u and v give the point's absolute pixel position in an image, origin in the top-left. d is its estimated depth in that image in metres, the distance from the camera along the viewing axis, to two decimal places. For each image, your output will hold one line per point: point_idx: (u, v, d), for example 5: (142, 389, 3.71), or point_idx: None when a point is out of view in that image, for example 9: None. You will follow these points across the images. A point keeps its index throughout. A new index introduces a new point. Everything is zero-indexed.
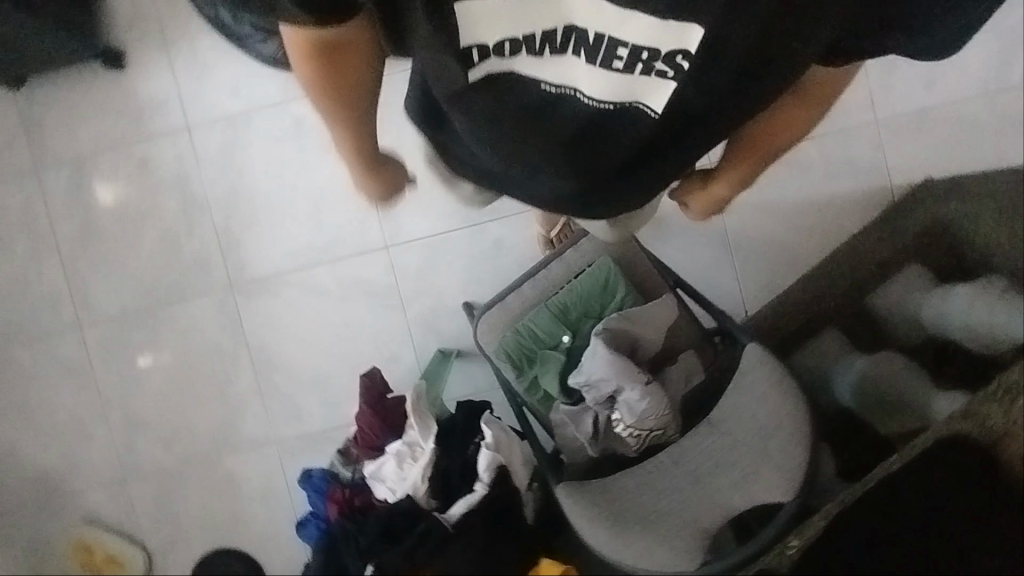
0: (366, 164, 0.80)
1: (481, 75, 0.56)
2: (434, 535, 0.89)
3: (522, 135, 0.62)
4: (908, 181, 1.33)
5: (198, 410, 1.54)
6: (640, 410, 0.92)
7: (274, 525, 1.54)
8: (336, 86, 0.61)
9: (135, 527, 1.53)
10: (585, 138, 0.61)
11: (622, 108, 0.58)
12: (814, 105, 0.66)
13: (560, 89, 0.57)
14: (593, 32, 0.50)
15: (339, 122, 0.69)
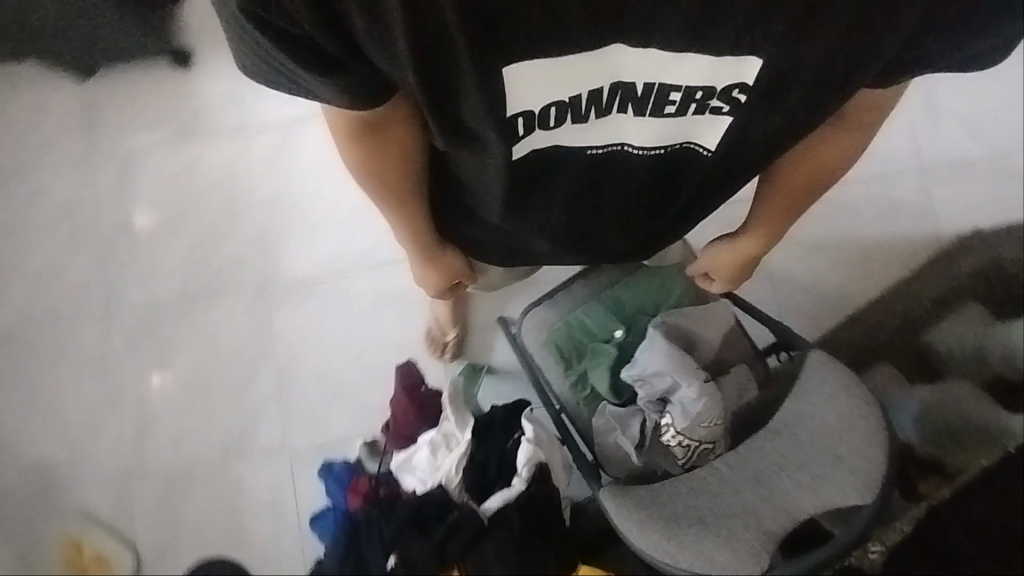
0: (425, 252, 0.82)
1: (525, 151, 0.57)
2: (467, 529, 0.83)
3: (561, 185, 0.65)
4: (956, 228, 1.33)
5: (213, 410, 1.49)
6: (694, 417, 0.87)
7: (277, 538, 1.46)
8: (386, 174, 0.64)
9: (130, 529, 1.46)
10: (641, 176, 0.65)
11: (673, 148, 0.61)
12: (857, 133, 0.62)
13: (607, 149, 0.60)
14: (642, 85, 0.49)
15: (397, 210, 0.71)
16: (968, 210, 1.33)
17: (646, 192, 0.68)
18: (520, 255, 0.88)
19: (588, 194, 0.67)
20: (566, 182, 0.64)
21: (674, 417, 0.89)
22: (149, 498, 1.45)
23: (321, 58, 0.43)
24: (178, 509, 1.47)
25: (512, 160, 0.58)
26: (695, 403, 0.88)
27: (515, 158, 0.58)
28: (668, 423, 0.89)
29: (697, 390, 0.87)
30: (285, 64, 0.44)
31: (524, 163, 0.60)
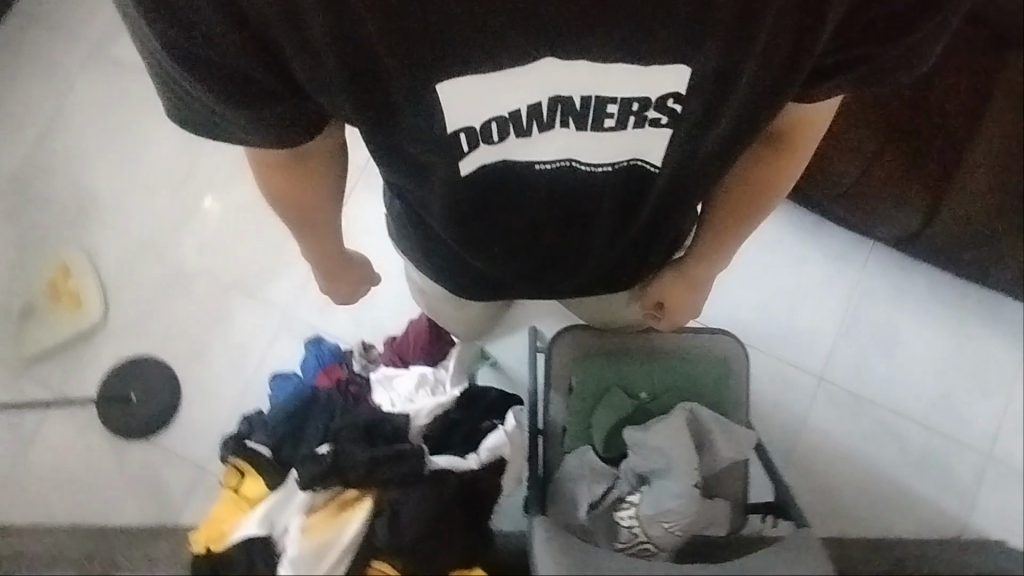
0: (331, 266, 0.86)
1: (472, 168, 0.59)
2: (406, 466, 0.80)
3: (513, 202, 0.65)
4: (985, 528, 1.26)
5: (248, 239, 1.51)
6: (661, 508, 0.83)
7: (220, 380, 1.42)
8: (298, 196, 0.70)
9: (115, 290, 1.47)
10: (603, 202, 0.65)
11: (621, 167, 0.61)
12: (794, 154, 0.65)
13: (555, 164, 0.60)
14: (580, 98, 0.51)
15: (308, 230, 0.76)
16: (1008, 520, 1.27)
17: (621, 216, 0.69)
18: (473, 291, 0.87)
19: (523, 210, 0.66)
20: (519, 199, 0.65)
21: (643, 496, 0.85)
22: (149, 278, 1.48)
23: (255, 89, 0.50)
24: (162, 302, 1.47)
25: (459, 175, 0.60)
26: (671, 496, 0.84)
27: (461, 175, 0.60)
28: (634, 500, 0.86)
29: (681, 488, 0.85)
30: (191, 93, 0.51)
31: (474, 178, 0.61)
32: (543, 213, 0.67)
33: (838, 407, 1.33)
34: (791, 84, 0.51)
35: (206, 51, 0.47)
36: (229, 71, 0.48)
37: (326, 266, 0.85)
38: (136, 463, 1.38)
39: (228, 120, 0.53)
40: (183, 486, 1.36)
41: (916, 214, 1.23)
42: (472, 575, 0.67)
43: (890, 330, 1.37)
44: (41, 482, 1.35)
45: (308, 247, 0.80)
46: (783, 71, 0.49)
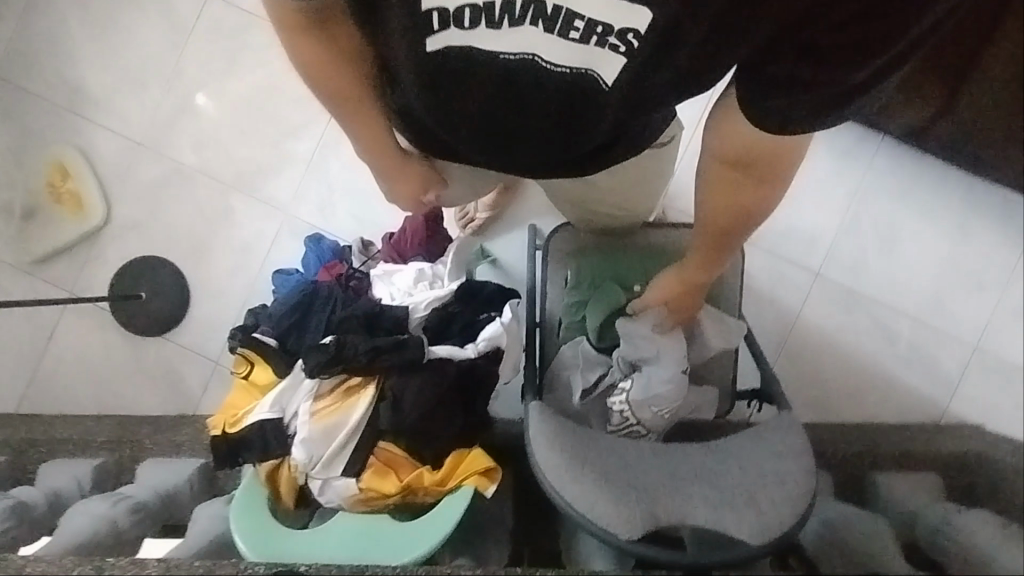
0: (386, 156, 0.85)
1: (439, 48, 0.61)
2: (406, 353, 0.84)
3: (466, 88, 0.65)
4: None
5: (245, 135, 1.48)
6: (650, 393, 0.87)
7: (228, 277, 1.45)
8: (334, 69, 0.72)
9: (113, 187, 1.47)
10: (557, 105, 0.66)
11: (576, 73, 0.62)
12: (765, 173, 0.70)
13: (519, 57, 0.61)
14: (551, 5, 0.55)
15: (355, 109, 0.78)
16: None
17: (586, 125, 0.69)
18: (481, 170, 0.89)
19: (477, 103, 0.67)
20: (471, 87, 0.65)
21: (632, 382, 0.88)
22: (147, 174, 1.47)
23: None
24: (162, 200, 1.47)
25: (427, 51, 0.62)
26: (659, 382, 0.87)
27: (430, 52, 0.62)
28: (624, 385, 0.89)
29: (669, 374, 0.87)
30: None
31: (442, 63, 0.63)
32: (495, 107, 0.67)
33: (834, 303, 1.40)
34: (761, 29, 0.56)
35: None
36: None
37: (379, 158, 0.85)
38: (152, 355, 1.44)
39: None
40: (198, 377, 1.43)
41: (933, 104, 1.18)
42: (469, 453, 0.83)
43: (891, 227, 1.37)
44: (64, 372, 1.42)
45: (361, 132, 0.81)
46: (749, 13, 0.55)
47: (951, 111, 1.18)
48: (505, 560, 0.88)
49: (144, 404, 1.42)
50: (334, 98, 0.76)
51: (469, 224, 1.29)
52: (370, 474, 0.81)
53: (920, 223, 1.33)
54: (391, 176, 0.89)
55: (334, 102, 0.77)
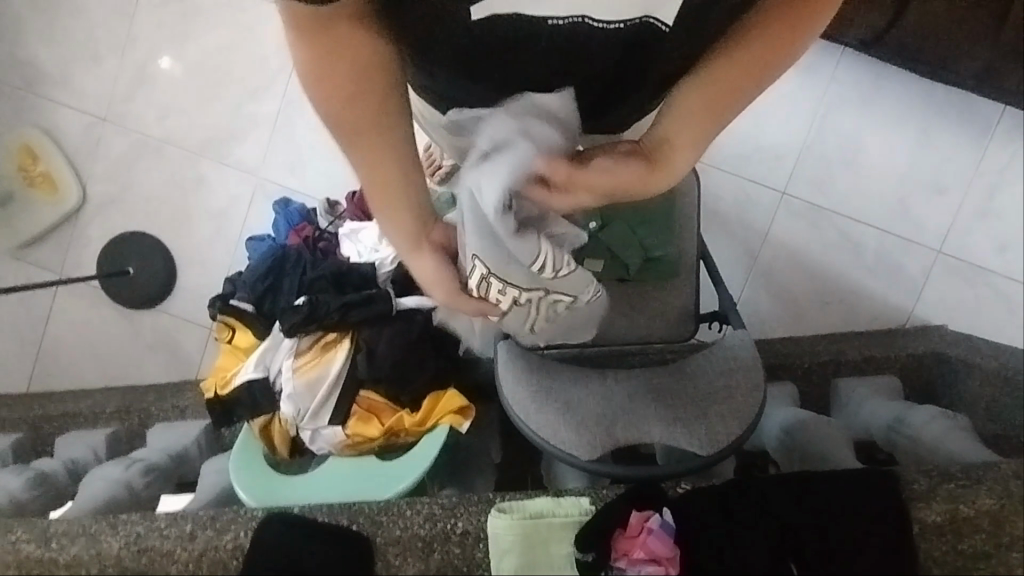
0: (400, 209, 0.60)
1: (483, 14, 0.46)
2: (377, 308, 0.89)
3: (500, 60, 0.53)
4: (928, 316, 1.37)
5: (206, 101, 1.47)
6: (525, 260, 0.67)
7: (211, 244, 1.48)
8: (337, 71, 0.48)
9: (84, 165, 1.48)
10: (609, 60, 0.54)
11: (633, 24, 0.50)
12: (794, 27, 0.54)
13: (568, 20, 0.48)
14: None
15: (366, 149, 0.54)
16: (952, 308, 1.37)
17: (628, 77, 0.58)
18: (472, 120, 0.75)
19: (503, 67, 0.55)
20: (506, 61, 0.53)
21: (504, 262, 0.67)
22: (115, 149, 1.48)
23: None
24: (134, 175, 1.48)
25: (470, 21, 0.47)
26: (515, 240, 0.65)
27: (472, 19, 0.47)
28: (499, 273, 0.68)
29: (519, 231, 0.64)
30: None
31: (473, 37, 0.49)
32: (530, 71, 0.55)
33: (801, 217, 1.38)
34: None
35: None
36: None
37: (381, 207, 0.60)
38: (149, 327, 1.49)
39: None
40: (196, 343, 1.49)
41: (888, 11, 1.17)
42: (445, 395, 0.88)
43: (856, 137, 1.38)
44: (66, 350, 1.48)
45: (368, 174, 0.56)
46: None
47: (906, 16, 1.17)
48: (492, 485, 0.96)
49: (148, 374, 1.49)
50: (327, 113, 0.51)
51: (436, 171, 1.31)
52: (355, 421, 0.88)
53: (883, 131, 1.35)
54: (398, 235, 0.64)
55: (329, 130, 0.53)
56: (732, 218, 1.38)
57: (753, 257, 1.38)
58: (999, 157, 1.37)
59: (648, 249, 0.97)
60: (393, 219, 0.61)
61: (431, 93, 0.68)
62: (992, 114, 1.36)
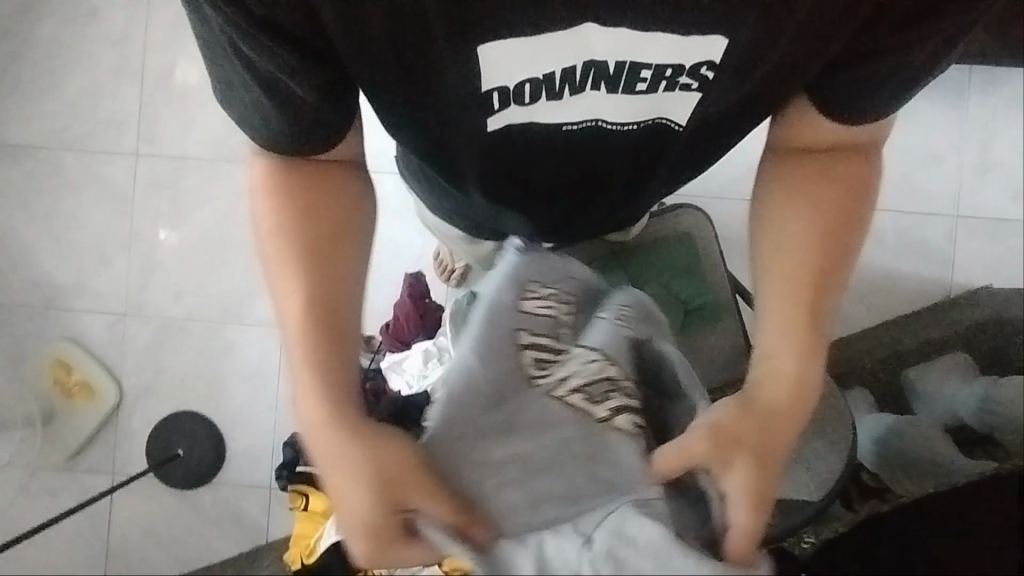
0: (331, 342, 0.49)
1: (499, 125, 0.54)
2: None
3: (523, 165, 0.60)
4: (968, 281, 1.36)
5: (215, 271, 1.50)
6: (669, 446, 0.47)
7: (253, 406, 1.48)
8: (300, 191, 0.51)
9: (115, 360, 1.50)
10: (623, 159, 0.61)
11: (646, 126, 0.56)
12: (842, 176, 0.55)
13: (582, 125, 0.56)
14: (615, 62, 0.48)
15: (317, 263, 0.50)
16: (984, 266, 1.36)
17: (637, 177, 0.65)
18: (490, 236, 0.82)
19: (530, 175, 0.62)
20: (531, 164, 0.60)
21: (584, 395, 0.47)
22: (141, 339, 1.50)
23: (278, 35, 0.42)
24: (164, 360, 1.50)
25: (487, 128, 0.54)
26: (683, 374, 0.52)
27: (490, 130, 0.54)
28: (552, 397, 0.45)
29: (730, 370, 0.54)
30: (243, 90, 0.47)
31: (499, 138, 0.56)
32: (549, 177, 0.63)
33: None
34: (817, 61, 0.49)
35: (243, 25, 0.41)
36: (266, 64, 0.44)
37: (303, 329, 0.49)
38: (211, 503, 1.47)
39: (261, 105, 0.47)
40: (261, 508, 1.46)
41: None
42: None
43: None
44: (139, 547, 1.47)
45: (305, 292, 0.49)
46: (808, 52, 0.48)
47: None
48: None
49: (221, 552, 1.46)
50: (280, 225, 0.51)
51: (451, 274, 1.32)
52: None
53: None
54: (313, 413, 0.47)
55: (270, 242, 0.51)
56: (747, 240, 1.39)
57: None
58: (981, 110, 1.38)
59: (686, 301, 1.03)
60: (316, 359, 0.48)
61: (458, 211, 0.77)
62: (962, 73, 1.37)
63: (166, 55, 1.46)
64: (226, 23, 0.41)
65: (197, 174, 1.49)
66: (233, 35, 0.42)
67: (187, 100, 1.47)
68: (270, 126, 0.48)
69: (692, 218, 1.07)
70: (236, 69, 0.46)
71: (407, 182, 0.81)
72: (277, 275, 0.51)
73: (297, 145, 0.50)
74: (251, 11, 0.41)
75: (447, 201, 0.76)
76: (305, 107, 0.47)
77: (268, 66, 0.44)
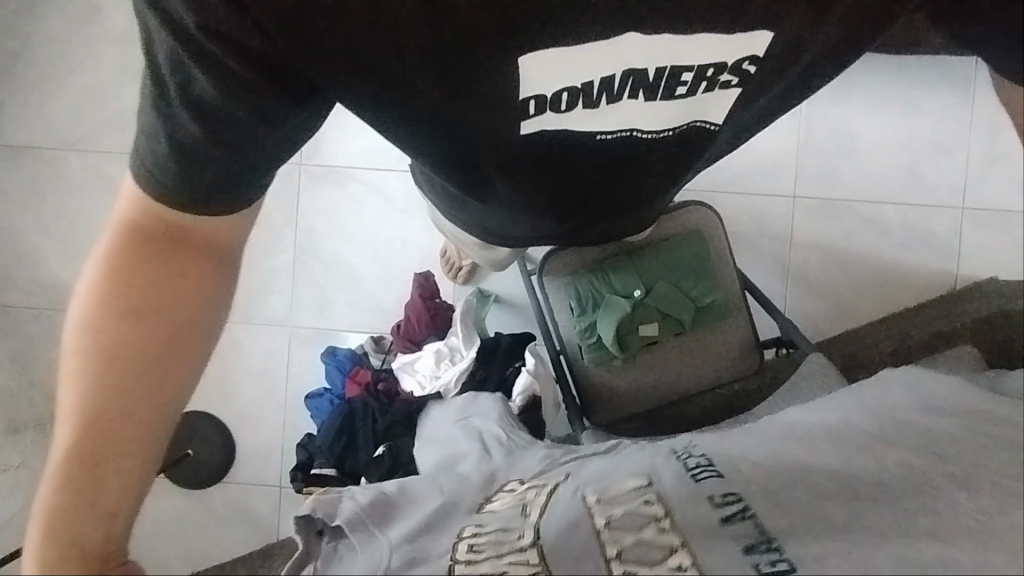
0: (105, 472, 0.42)
1: (533, 130, 0.53)
2: None
3: (545, 175, 0.61)
4: (975, 274, 1.36)
5: None
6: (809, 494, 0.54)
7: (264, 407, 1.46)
8: (151, 265, 0.46)
9: None
10: (651, 165, 0.61)
11: (681, 130, 0.56)
12: None
13: (616, 134, 0.56)
14: (654, 68, 0.48)
15: (129, 380, 0.44)
16: (992, 259, 1.36)
17: (662, 178, 0.64)
18: (494, 239, 0.81)
19: (552, 183, 0.62)
20: (556, 173, 0.60)
21: (627, 484, 0.55)
22: None
23: (236, 49, 0.41)
24: None
25: (520, 136, 0.54)
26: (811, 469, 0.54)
27: (521, 136, 0.54)
28: (583, 497, 0.52)
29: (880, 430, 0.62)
30: (165, 141, 0.45)
31: (530, 149, 0.56)
32: (573, 183, 0.63)
33: (819, 214, 1.39)
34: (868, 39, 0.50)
35: (225, 61, 0.41)
36: (214, 100, 0.43)
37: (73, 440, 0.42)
38: (222, 502, 1.44)
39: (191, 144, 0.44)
40: (271, 508, 1.43)
41: None
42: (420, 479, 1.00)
43: (846, 125, 1.37)
44: (149, 549, 1.44)
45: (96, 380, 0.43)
46: (853, 36, 0.48)
47: None
48: None
49: (232, 551, 1.44)
50: (102, 319, 0.45)
51: (458, 272, 1.32)
52: None
53: (868, 114, 1.37)
54: (50, 546, 0.39)
55: (87, 305, 0.45)
56: (752, 235, 1.39)
57: (787, 267, 1.39)
58: None
59: (696, 300, 1.03)
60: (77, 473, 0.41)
61: (469, 214, 0.76)
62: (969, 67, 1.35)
63: None
64: (179, 40, 0.41)
65: None
66: (185, 53, 0.41)
67: None
68: (192, 173, 0.46)
69: (704, 212, 1.06)
70: (173, 120, 0.44)
71: (421, 186, 0.82)
72: (72, 374, 0.44)
73: (180, 200, 0.47)
74: (233, 44, 0.41)
75: (460, 205, 0.76)
76: (250, 156, 0.46)
77: (210, 91, 0.42)
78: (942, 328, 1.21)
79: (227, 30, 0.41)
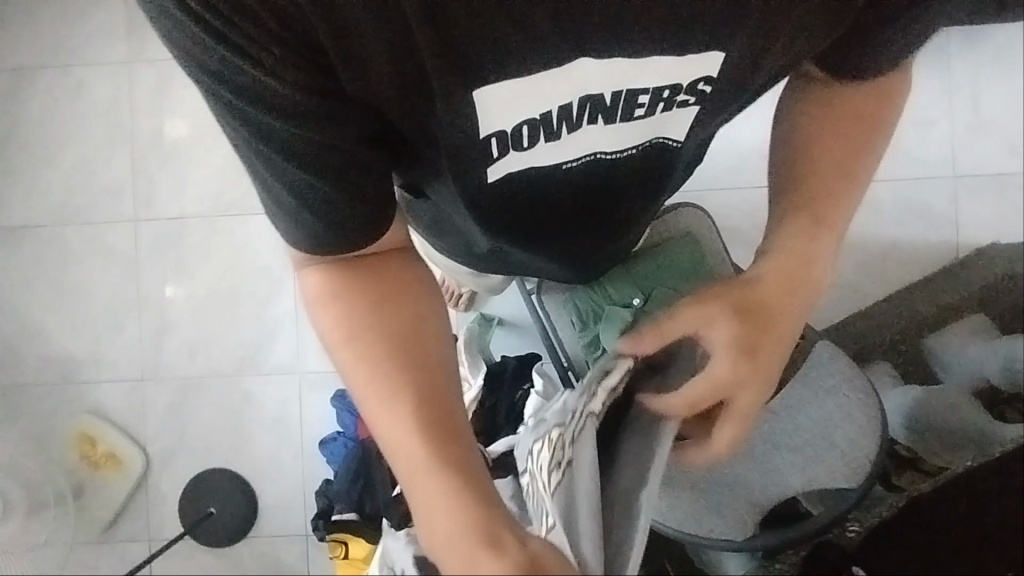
0: (449, 455, 0.46)
1: (500, 174, 0.57)
2: None
3: (525, 204, 0.63)
4: (975, 241, 1.34)
5: (229, 332, 1.43)
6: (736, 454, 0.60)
7: (279, 457, 1.43)
8: (363, 288, 0.52)
9: (138, 428, 1.44)
10: (623, 184, 0.64)
11: (645, 146, 0.59)
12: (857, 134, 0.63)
13: (582, 160, 0.59)
14: (611, 93, 0.50)
15: (413, 384, 0.49)
16: (989, 223, 1.35)
17: (637, 191, 0.67)
18: (495, 266, 0.83)
19: (533, 210, 0.65)
20: (535, 201, 0.63)
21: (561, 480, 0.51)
22: (162, 401, 1.44)
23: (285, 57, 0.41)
24: (184, 423, 1.44)
25: (489, 180, 0.58)
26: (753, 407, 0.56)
27: (491, 181, 0.58)
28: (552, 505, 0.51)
29: None
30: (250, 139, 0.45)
31: (504, 183, 0.59)
32: (555, 207, 0.66)
33: None
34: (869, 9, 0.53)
35: (271, 62, 0.41)
36: (284, 96, 0.42)
37: (410, 453, 0.46)
38: (249, 556, 1.43)
39: (271, 137, 0.44)
40: (299, 557, 1.42)
41: None
42: None
43: None
44: None
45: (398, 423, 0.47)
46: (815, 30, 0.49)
47: None
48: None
49: None
50: (370, 359, 0.49)
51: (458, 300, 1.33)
52: None
53: None
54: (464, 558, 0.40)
55: (343, 353, 0.50)
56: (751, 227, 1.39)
57: None
58: (964, 71, 1.36)
59: None
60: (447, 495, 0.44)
61: (460, 244, 0.79)
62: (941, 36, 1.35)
63: (152, 117, 1.42)
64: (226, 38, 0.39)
65: (209, 235, 1.43)
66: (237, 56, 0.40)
67: (179, 159, 1.43)
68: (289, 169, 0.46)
69: (686, 216, 1.08)
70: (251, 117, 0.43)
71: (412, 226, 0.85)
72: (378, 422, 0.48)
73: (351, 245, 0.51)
74: (281, 49, 0.40)
75: (448, 236, 0.79)
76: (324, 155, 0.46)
77: (278, 88, 0.42)
78: (945, 302, 1.23)
79: (257, 49, 0.40)
